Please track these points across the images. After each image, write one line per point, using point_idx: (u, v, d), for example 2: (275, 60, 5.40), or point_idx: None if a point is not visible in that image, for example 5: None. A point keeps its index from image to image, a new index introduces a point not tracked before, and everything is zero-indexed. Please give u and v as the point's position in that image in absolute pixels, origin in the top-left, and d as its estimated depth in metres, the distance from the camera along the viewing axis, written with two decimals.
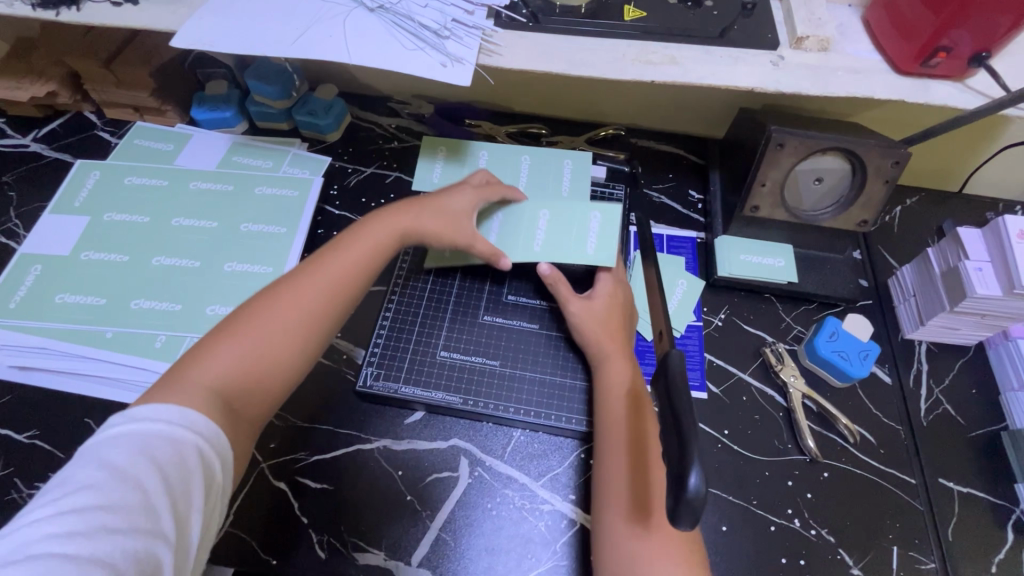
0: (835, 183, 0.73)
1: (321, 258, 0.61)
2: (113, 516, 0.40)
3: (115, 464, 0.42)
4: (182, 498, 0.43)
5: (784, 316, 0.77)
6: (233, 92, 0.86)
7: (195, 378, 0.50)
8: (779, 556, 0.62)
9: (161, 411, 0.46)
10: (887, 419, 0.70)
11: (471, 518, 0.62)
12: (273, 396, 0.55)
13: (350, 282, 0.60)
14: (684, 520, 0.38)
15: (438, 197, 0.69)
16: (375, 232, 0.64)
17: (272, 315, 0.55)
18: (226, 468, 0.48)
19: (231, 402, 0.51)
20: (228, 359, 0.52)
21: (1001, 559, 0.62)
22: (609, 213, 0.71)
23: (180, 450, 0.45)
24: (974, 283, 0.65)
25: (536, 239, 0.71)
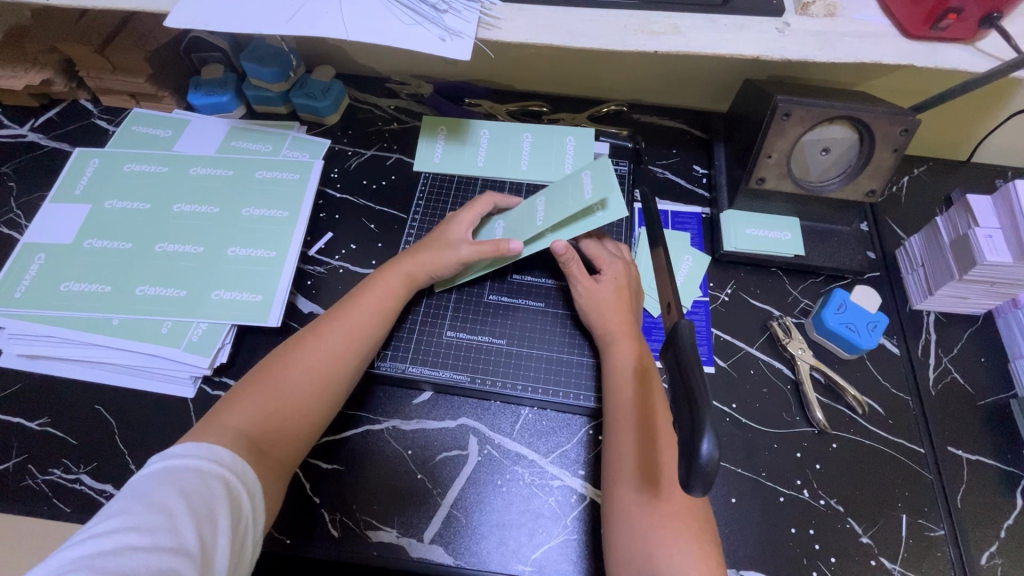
0: (843, 153, 0.72)
1: (340, 307, 0.64)
2: (142, 536, 0.41)
3: (146, 492, 0.44)
4: (208, 523, 0.44)
5: (791, 290, 0.76)
6: (229, 75, 0.85)
7: (225, 426, 0.52)
8: (789, 526, 0.62)
9: (192, 447, 0.48)
10: (895, 389, 0.70)
11: (482, 495, 0.63)
12: (298, 438, 0.55)
13: (368, 323, 0.62)
14: (698, 488, 0.38)
15: (444, 228, 0.71)
16: (389, 274, 0.67)
17: (297, 361, 0.58)
18: (253, 500, 0.49)
19: (259, 441, 0.52)
20: (252, 404, 0.54)
21: (1011, 524, 0.63)
22: (601, 166, 0.66)
23: (208, 481, 0.46)
24: (984, 250, 0.65)
25: (535, 213, 0.70)
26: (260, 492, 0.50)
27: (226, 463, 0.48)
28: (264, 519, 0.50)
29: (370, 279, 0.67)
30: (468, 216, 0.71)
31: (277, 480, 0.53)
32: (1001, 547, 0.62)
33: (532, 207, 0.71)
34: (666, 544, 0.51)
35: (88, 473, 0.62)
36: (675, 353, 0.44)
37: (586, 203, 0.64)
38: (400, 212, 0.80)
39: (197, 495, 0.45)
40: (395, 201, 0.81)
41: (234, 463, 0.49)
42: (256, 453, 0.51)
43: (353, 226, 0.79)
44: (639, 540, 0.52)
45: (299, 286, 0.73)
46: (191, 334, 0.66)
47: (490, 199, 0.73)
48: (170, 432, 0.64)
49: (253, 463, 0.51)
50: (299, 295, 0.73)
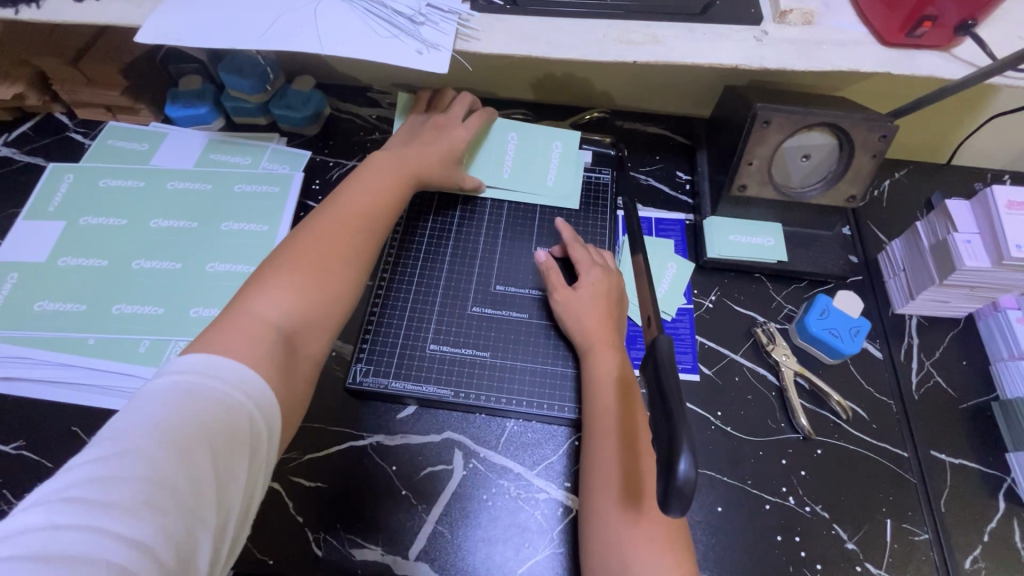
0: (823, 159, 0.72)
1: (335, 198, 0.62)
2: (152, 482, 0.38)
3: (155, 427, 0.40)
4: (224, 457, 0.41)
5: (774, 295, 0.76)
6: (207, 87, 0.84)
7: (248, 322, 0.50)
8: (775, 534, 0.62)
9: (216, 359, 0.45)
10: (879, 393, 0.70)
11: (468, 510, 0.62)
12: (327, 332, 0.55)
13: (373, 218, 0.62)
14: (676, 509, 0.37)
15: (430, 139, 0.72)
16: (377, 171, 0.66)
17: (302, 248, 0.56)
18: (269, 418, 0.46)
19: (280, 332, 0.51)
20: (280, 296, 0.53)
21: (994, 527, 0.63)
22: (570, 144, 0.81)
23: (223, 414, 0.42)
24: (962, 255, 0.65)
25: (504, 161, 0.80)
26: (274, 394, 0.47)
27: (241, 385, 0.44)
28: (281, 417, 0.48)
29: (360, 174, 0.66)
30: (456, 134, 0.74)
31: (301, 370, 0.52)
32: (985, 550, 0.62)
33: (503, 145, 0.81)
34: (645, 558, 0.50)
35: None
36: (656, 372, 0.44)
37: (550, 191, 0.80)
38: None
39: (214, 422, 0.41)
40: None
41: (249, 372, 0.45)
42: (281, 348, 0.50)
43: None
44: (617, 554, 0.51)
45: None
46: (169, 352, 0.65)
47: (470, 102, 0.78)
48: None
49: (277, 360, 0.48)
50: None
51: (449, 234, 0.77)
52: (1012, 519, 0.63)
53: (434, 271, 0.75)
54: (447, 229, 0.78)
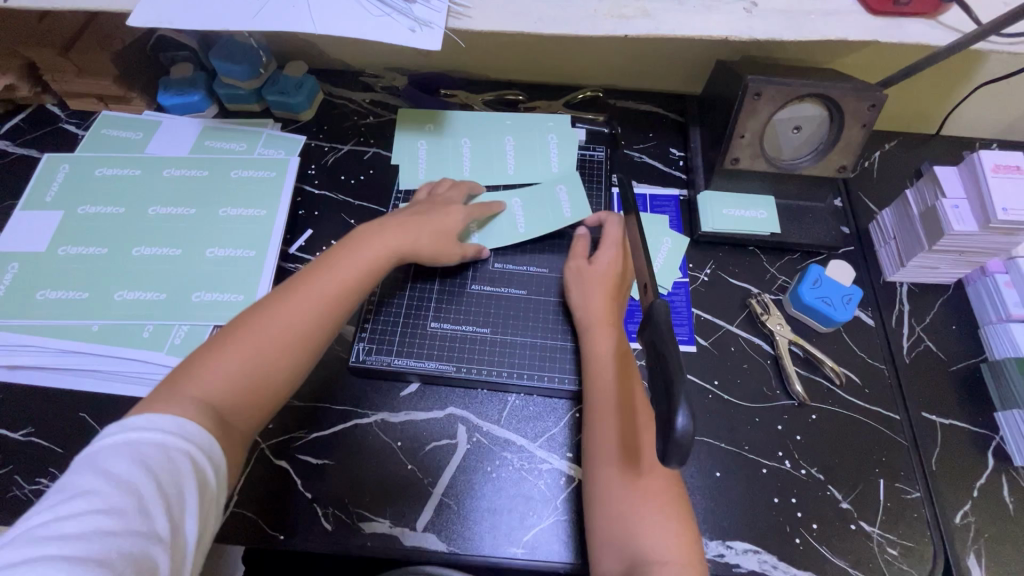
0: (814, 131, 0.73)
1: (318, 267, 0.61)
2: (103, 520, 0.41)
3: (104, 472, 0.43)
4: (176, 502, 0.44)
5: (769, 267, 0.78)
6: (199, 74, 0.84)
7: (190, 391, 0.50)
8: (772, 496, 0.64)
9: (161, 420, 0.47)
10: (872, 359, 0.72)
11: (473, 482, 0.64)
12: (266, 410, 0.55)
13: (348, 293, 0.60)
14: (674, 459, 0.39)
15: (427, 210, 0.70)
16: (367, 241, 0.64)
17: (272, 320, 0.56)
18: (217, 470, 0.48)
19: (224, 409, 0.51)
20: (226, 372, 0.52)
21: (983, 484, 0.65)
22: (564, 131, 0.83)
23: (168, 455, 0.45)
24: (951, 220, 0.66)
25: (517, 221, 0.76)
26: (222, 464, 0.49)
27: (187, 435, 0.47)
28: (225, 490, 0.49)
29: (350, 242, 0.64)
30: (460, 220, 0.71)
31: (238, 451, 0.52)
32: (974, 506, 0.64)
33: (509, 213, 0.77)
34: (645, 519, 0.52)
35: None
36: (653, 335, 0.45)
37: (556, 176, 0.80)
38: (380, 206, 0.80)
39: (163, 472, 0.44)
40: (375, 196, 0.81)
41: (196, 435, 0.47)
42: (221, 431, 0.50)
43: (334, 221, 0.79)
44: (620, 517, 0.53)
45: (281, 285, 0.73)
46: (173, 336, 0.66)
47: (467, 187, 0.76)
48: None
49: (217, 440, 0.49)
50: None
51: None
52: (1001, 476, 0.65)
53: None
54: None
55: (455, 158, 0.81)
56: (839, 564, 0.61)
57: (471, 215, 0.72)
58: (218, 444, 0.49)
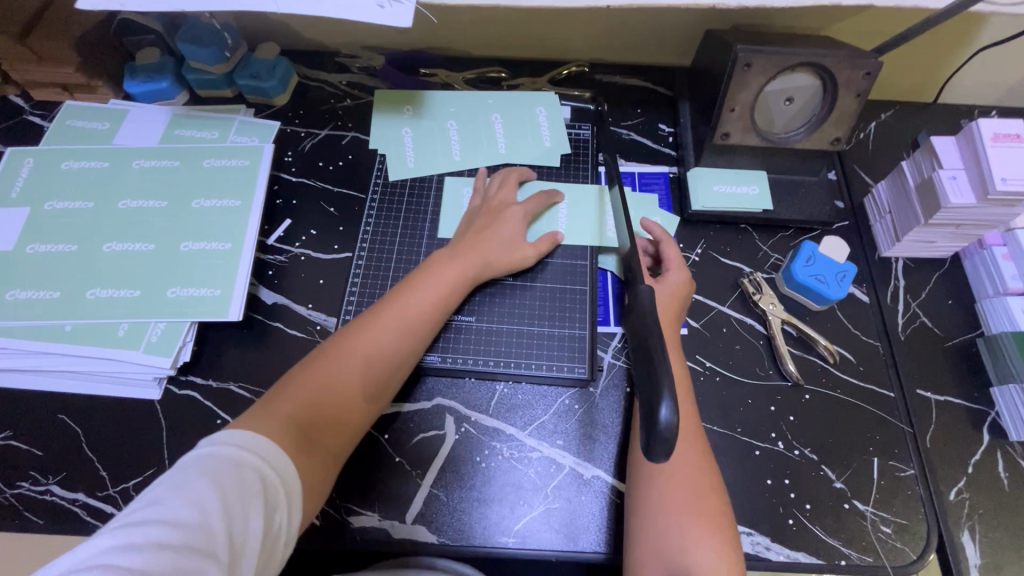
0: (807, 102, 0.70)
1: (398, 293, 0.64)
2: (170, 532, 0.42)
3: (182, 483, 0.45)
4: (240, 523, 0.45)
5: (761, 245, 0.76)
6: (166, 59, 0.80)
7: (280, 412, 0.54)
8: (765, 478, 0.63)
9: (243, 437, 0.49)
10: (866, 336, 0.70)
11: (462, 472, 0.63)
12: (346, 433, 0.57)
13: (423, 318, 0.62)
14: (662, 453, 0.38)
15: (490, 223, 0.69)
16: (443, 266, 0.65)
17: (355, 344, 0.59)
18: (290, 497, 0.50)
19: (310, 432, 0.54)
20: (308, 395, 0.55)
21: (977, 460, 0.64)
22: (552, 106, 0.81)
23: (242, 474, 0.47)
24: (948, 193, 0.64)
25: (557, 221, 0.74)
26: (298, 489, 0.51)
27: (266, 456, 0.49)
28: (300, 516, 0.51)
29: (428, 268, 0.66)
30: (518, 219, 0.70)
31: (324, 469, 0.54)
32: (968, 482, 0.64)
33: (552, 211, 0.75)
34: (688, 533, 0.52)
35: (58, 483, 0.61)
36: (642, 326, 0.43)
37: (548, 150, 0.78)
38: (360, 192, 0.77)
39: (232, 491, 0.45)
40: (354, 182, 0.78)
41: (274, 457, 0.50)
42: (305, 448, 0.53)
43: (312, 210, 0.76)
44: (667, 533, 0.52)
45: (260, 277, 0.71)
46: (149, 334, 0.64)
47: (518, 175, 0.74)
48: (139, 435, 0.63)
49: (297, 457, 0.52)
50: (261, 286, 0.71)
51: (427, 199, 0.76)
52: (995, 451, 0.65)
53: (414, 239, 0.73)
54: (425, 195, 0.76)
55: (442, 139, 0.78)
56: (832, 544, 0.60)
57: (525, 213, 0.71)
58: (300, 460, 0.52)
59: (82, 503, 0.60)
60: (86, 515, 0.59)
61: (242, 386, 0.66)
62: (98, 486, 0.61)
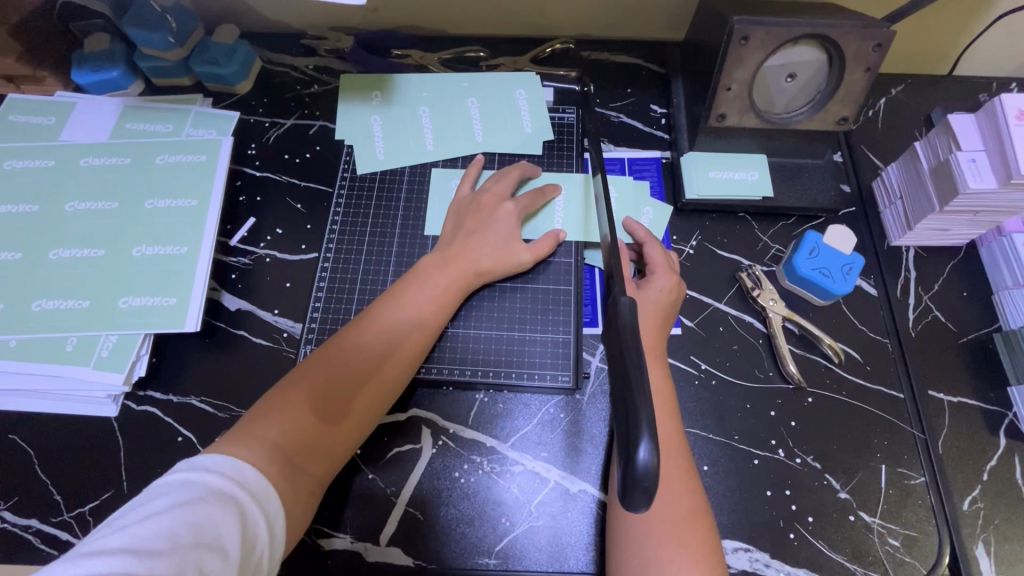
0: (810, 77, 0.64)
1: (385, 304, 0.59)
2: (138, 562, 0.36)
3: (157, 510, 0.40)
4: (214, 555, 0.39)
5: (761, 236, 0.70)
6: (117, 45, 0.74)
7: (261, 435, 0.49)
8: (765, 490, 0.59)
9: (222, 463, 0.45)
10: (874, 333, 0.65)
11: (439, 489, 0.59)
12: (333, 457, 0.52)
13: (411, 332, 0.58)
14: (641, 501, 0.36)
15: (480, 225, 0.64)
16: (432, 274, 0.61)
17: (341, 361, 0.55)
18: (273, 531, 0.45)
19: (295, 457, 0.49)
20: (292, 417, 0.51)
21: (993, 466, 0.60)
22: (533, 88, 0.75)
23: (224, 503, 0.42)
24: (966, 177, 0.59)
25: (554, 218, 0.68)
26: (281, 525, 0.46)
27: (249, 486, 0.45)
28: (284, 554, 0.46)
29: (414, 277, 0.61)
30: (511, 218, 0.65)
31: (310, 499, 0.50)
32: (983, 490, 0.59)
33: (548, 206, 0.69)
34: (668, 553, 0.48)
35: (9, 508, 0.57)
36: (620, 357, 0.40)
37: (530, 137, 0.73)
38: (327, 187, 0.72)
39: (208, 518, 0.40)
40: (322, 175, 0.73)
41: (258, 487, 0.45)
42: (291, 478, 0.48)
43: (277, 207, 0.71)
44: (645, 553, 0.49)
45: (222, 281, 0.67)
46: (100, 349, 0.60)
47: (519, 170, 0.68)
48: (94, 456, 0.59)
49: (282, 488, 0.47)
50: (223, 291, 0.66)
51: (398, 194, 0.70)
52: (1012, 456, 0.60)
53: (384, 238, 0.68)
54: (396, 189, 0.70)
55: (415, 129, 0.73)
56: (836, 560, 0.56)
57: (519, 211, 0.65)
58: (286, 491, 0.47)
59: (35, 531, 0.56)
60: (40, 543, 0.56)
61: (204, 400, 0.61)
62: (52, 511, 0.57)
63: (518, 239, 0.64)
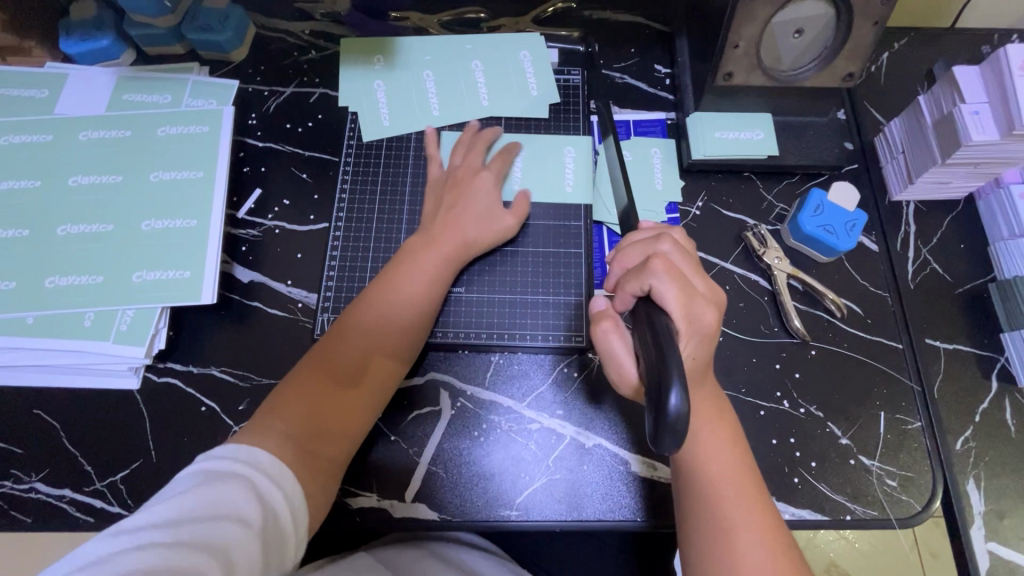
0: (817, 34, 0.64)
1: (375, 287, 0.60)
2: (164, 534, 0.39)
3: (177, 489, 0.42)
4: (233, 523, 0.41)
5: (765, 195, 0.71)
6: (106, 13, 0.71)
7: (272, 425, 0.50)
8: (770, 438, 0.62)
9: (234, 447, 0.47)
10: (874, 287, 0.67)
11: (461, 449, 0.61)
12: (349, 436, 0.54)
13: (405, 309, 0.59)
14: (671, 444, 0.40)
15: (460, 199, 0.64)
16: (421, 252, 0.61)
17: (340, 347, 0.56)
18: (293, 503, 0.46)
19: (309, 442, 0.51)
20: (301, 404, 0.52)
21: (986, 408, 0.63)
22: (538, 50, 0.74)
23: (240, 478, 0.44)
24: (970, 129, 0.60)
25: (563, 178, 0.69)
26: (302, 497, 0.47)
27: (263, 463, 0.46)
28: (311, 524, 0.48)
29: (404, 256, 0.61)
30: (488, 187, 0.65)
31: (325, 480, 0.51)
32: (976, 432, 0.63)
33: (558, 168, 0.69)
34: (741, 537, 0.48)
35: (42, 480, 0.58)
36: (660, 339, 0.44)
37: (536, 100, 0.72)
38: (333, 156, 0.71)
39: (226, 492, 0.42)
40: (326, 144, 0.72)
41: (271, 465, 0.47)
42: (302, 460, 0.50)
43: (284, 177, 0.70)
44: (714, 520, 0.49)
45: (233, 254, 0.67)
46: (119, 324, 0.61)
47: (483, 137, 0.68)
48: (121, 427, 0.60)
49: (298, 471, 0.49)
50: (235, 263, 0.66)
51: (405, 160, 0.70)
52: (1004, 398, 0.64)
53: (394, 206, 0.68)
54: (403, 157, 0.70)
55: (419, 95, 0.72)
56: (838, 500, 0.60)
57: (493, 177, 0.66)
58: (302, 473, 0.49)
59: (70, 500, 0.58)
60: (75, 511, 0.57)
61: (225, 369, 0.63)
62: (83, 482, 0.58)
63: (498, 205, 0.65)
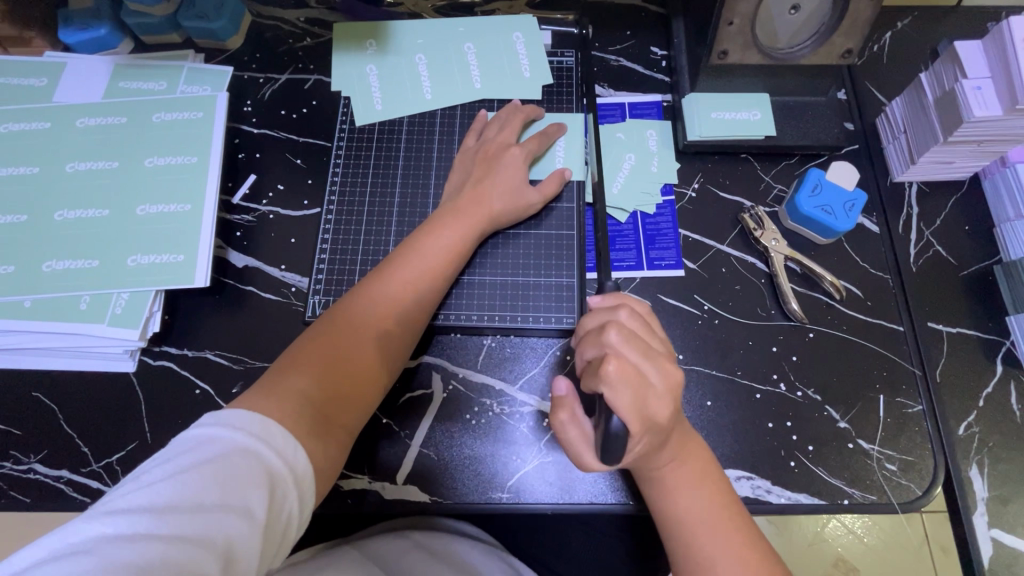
0: (814, 10, 0.62)
1: (400, 255, 0.60)
2: (162, 523, 0.38)
3: (183, 467, 0.40)
4: (236, 515, 0.40)
5: (762, 176, 0.70)
6: (102, 1, 0.72)
7: (289, 387, 0.50)
8: (767, 422, 0.61)
9: (245, 419, 0.45)
10: (875, 269, 0.66)
11: (453, 431, 0.61)
12: (361, 406, 0.54)
13: (429, 282, 0.59)
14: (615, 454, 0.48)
15: (489, 172, 0.64)
16: (446, 223, 0.61)
17: (362, 314, 0.56)
18: (301, 485, 0.45)
19: (326, 408, 0.51)
20: (318, 371, 0.52)
21: (989, 393, 0.62)
22: (532, 33, 0.73)
23: (249, 461, 0.42)
24: (972, 104, 0.59)
25: (555, 160, 0.68)
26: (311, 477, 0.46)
27: (275, 442, 0.45)
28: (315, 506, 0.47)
29: (429, 226, 0.62)
30: (517, 162, 0.65)
31: (340, 448, 0.51)
32: (979, 416, 0.61)
33: (559, 149, 0.69)
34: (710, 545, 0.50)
35: (40, 461, 0.59)
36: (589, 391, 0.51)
37: (529, 84, 0.72)
38: (326, 141, 0.72)
39: (231, 480, 0.41)
40: (319, 130, 0.72)
41: (285, 447, 0.45)
42: (320, 429, 0.49)
43: (277, 163, 0.71)
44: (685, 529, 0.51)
45: (227, 239, 0.67)
46: (114, 307, 0.61)
47: (524, 113, 0.68)
48: (117, 409, 0.61)
49: (311, 440, 0.48)
50: (230, 249, 0.67)
51: (398, 144, 0.70)
52: (1009, 382, 0.62)
53: (386, 190, 0.68)
54: (395, 141, 0.70)
55: (412, 80, 0.72)
56: (836, 484, 0.59)
57: (526, 154, 0.65)
58: (318, 442, 0.49)
59: (67, 480, 0.58)
60: (71, 492, 0.58)
61: (219, 353, 0.63)
62: (80, 463, 0.59)
63: (525, 181, 0.65)
